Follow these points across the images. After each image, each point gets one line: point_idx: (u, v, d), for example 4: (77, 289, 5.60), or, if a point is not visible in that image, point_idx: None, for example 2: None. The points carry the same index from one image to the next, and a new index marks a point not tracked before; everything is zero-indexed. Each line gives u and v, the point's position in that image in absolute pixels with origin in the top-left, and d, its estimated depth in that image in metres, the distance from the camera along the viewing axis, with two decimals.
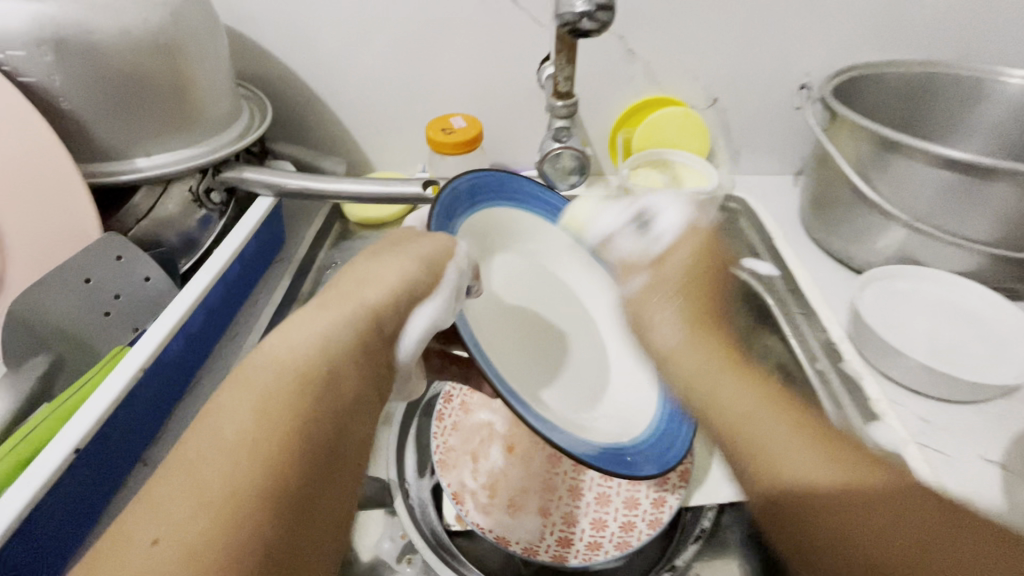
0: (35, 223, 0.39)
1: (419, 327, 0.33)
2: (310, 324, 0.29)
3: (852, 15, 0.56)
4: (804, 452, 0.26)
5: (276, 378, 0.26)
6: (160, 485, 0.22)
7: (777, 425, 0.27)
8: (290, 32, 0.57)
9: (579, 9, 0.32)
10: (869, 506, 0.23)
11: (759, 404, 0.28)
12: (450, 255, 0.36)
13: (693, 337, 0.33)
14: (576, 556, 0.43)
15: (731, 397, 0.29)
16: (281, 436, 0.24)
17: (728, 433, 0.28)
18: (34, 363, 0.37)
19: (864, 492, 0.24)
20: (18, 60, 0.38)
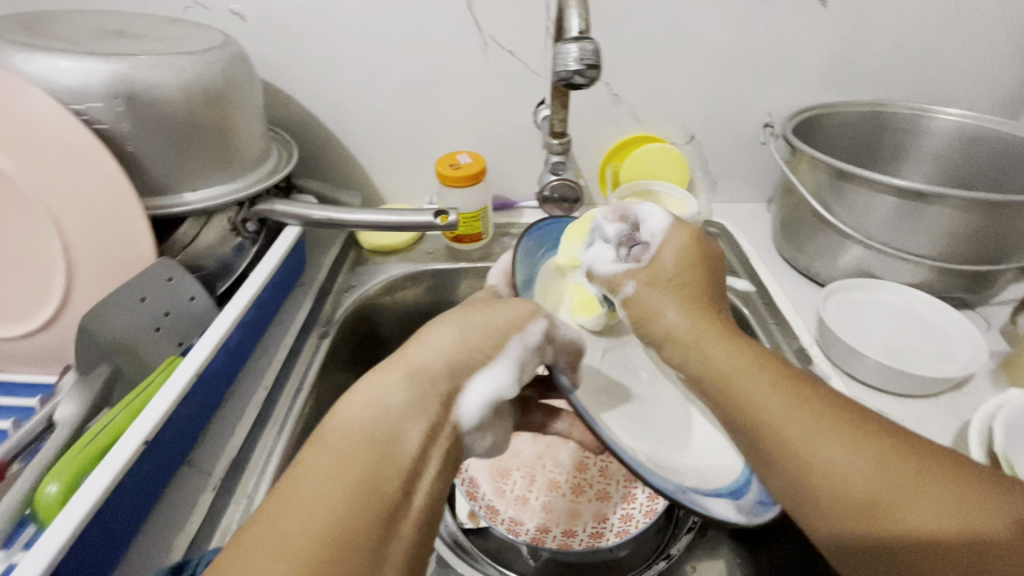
0: (99, 250, 0.44)
1: (479, 396, 0.33)
2: (379, 387, 0.30)
3: (806, 63, 0.65)
4: (779, 397, 0.31)
5: (347, 439, 0.28)
6: (250, 534, 0.24)
7: (839, 445, 0.28)
8: (315, 82, 0.64)
9: (572, 67, 0.38)
10: (847, 441, 0.28)
11: (735, 363, 0.34)
12: (516, 330, 0.36)
13: (661, 292, 0.38)
14: (579, 543, 0.48)
15: (714, 357, 0.34)
16: (358, 496, 0.26)
17: (772, 451, 0.30)
18: (99, 371, 0.42)
19: (829, 426, 0.29)
20: (94, 110, 0.44)
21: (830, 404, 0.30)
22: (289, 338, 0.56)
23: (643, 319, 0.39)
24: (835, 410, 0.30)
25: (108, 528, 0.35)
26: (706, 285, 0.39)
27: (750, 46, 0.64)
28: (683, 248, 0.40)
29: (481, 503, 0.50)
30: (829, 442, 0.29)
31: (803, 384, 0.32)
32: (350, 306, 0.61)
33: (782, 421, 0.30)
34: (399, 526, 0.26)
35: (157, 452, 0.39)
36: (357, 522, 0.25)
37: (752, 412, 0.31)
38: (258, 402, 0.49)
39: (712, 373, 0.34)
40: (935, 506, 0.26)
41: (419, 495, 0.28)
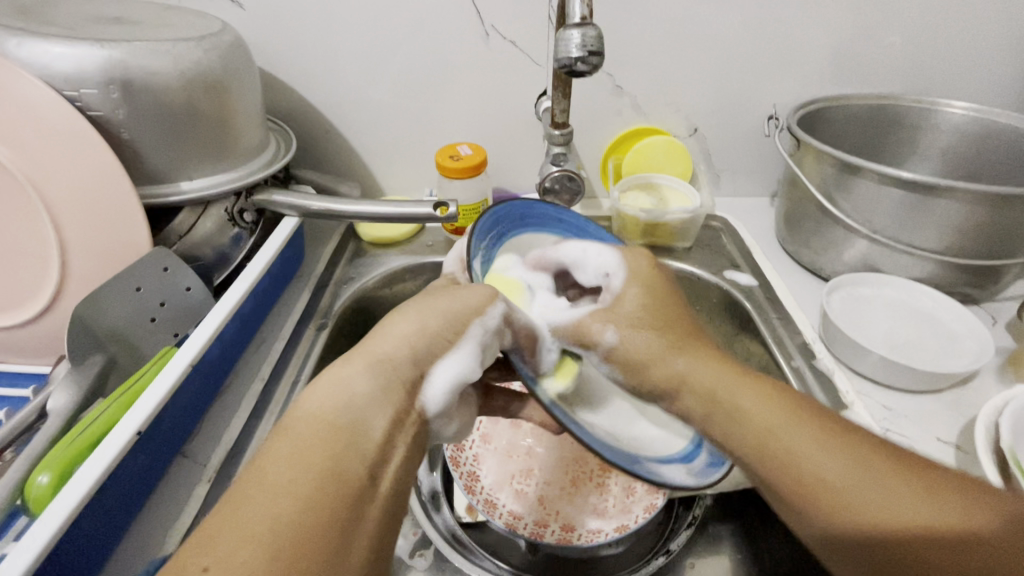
0: (93, 239, 0.44)
1: (444, 381, 0.31)
2: (344, 380, 0.29)
3: (813, 55, 0.64)
4: (820, 446, 0.31)
5: (311, 429, 0.27)
6: (212, 520, 0.24)
7: (800, 435, 0.32)
8: (314, 71, 0.63)
9: (574, 54, 0.37)
10: (891, 491, 0.28)
11: (761, 404, 0.33)
12: (479, 313, 0.33)
13: (661, 338, 0.38)
14: (578, 539, 0.47)
15: (745, 409, 0.34)
16: (318, 488, 0.25)
17: (748, 438, 0.33)
18: (91, 363, 0.42)
19: (874, 475, 0.29)
20: (88, 97, 0.43)
21: (867, 446, 0.30)
22: (286, 330, 0.55)
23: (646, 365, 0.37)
24: (881, 458, 0.30)
25: (101, 519, 0.35)
26: (674, 310, 0.39)
27: (755, 37, 0.63)
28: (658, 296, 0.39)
29: (479, 496, 0.49)
30: (876, 485, 0.29)
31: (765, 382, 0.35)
32: (349, 298, 0.61)
33: (821, 479, 0.30)
34: (359, 516, 0.26)
35: (152, 443, 0.39)
36: (315, 512, 0.24)
37: (795, 467, 0.31)
38: (254, 393, 0.48)
39: (743, 432, 0.33)
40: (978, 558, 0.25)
41: (382, 483, 0.28)
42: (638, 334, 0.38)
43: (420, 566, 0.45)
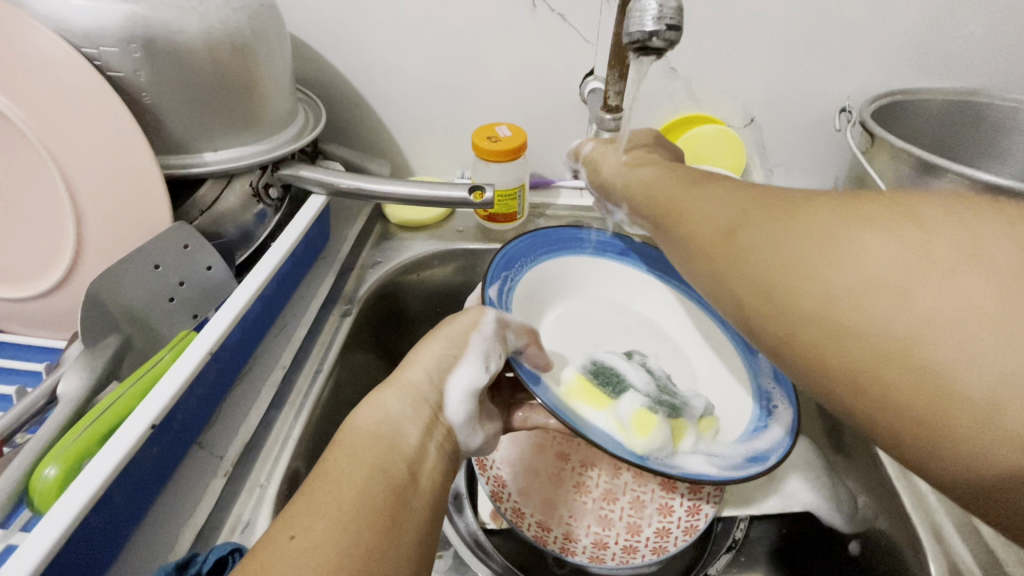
0: (111, 212, 0.41)
1: (460, 389, 0.35)
2: (381, 403, 0.32)
3: (895, 42, 0.58)
4: (819, 235, 0.27)
5: (360, 439, 0.29)
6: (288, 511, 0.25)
7: (776, 251, 0.29)
8: (347, 38, 0.59)
9: (648, 28, 0.33)
10: (876, 255, 0.24)
11: (759, 208, 0.31)
12: (474, 326, 0.38)
13: (648, 198, 0.40)
14: (612, 559, 0.43)
15: (823, 238, 0.27)
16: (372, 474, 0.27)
17: (784, 287, 0.28)
18: (105, 344, 0.39)
19: (860, 234, 0.25)
20: (108, 56, 0.40)
21: (864, 205, 0.26)
22: (309, 315, 0.52)
23: (709, 245, 0.33)
24: (868, 213, 0.26)
25: (113, 516, 0.32)
26: (683, 177, 0.39)
27: (831, 19, 0.56)
28: (664, 176, 0.40)
29: (507, 503, 0.46)
30: (865, 248, 0.25)
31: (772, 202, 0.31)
32: (374, 284, 0.58)
33: (828, 306, 0.26)
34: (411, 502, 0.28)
35: (166, 434, 0.36)
36: (376, 491, 0.26)
37: (814, 274, 0.26)
38: (274, 382, 0.46)
39: (744, 283, 0.30)
40: (967, 305, 0.22)
41: (426, 480, 0.29)
42: (686, 196, 0.37)
43: (439, 569, 0.43)
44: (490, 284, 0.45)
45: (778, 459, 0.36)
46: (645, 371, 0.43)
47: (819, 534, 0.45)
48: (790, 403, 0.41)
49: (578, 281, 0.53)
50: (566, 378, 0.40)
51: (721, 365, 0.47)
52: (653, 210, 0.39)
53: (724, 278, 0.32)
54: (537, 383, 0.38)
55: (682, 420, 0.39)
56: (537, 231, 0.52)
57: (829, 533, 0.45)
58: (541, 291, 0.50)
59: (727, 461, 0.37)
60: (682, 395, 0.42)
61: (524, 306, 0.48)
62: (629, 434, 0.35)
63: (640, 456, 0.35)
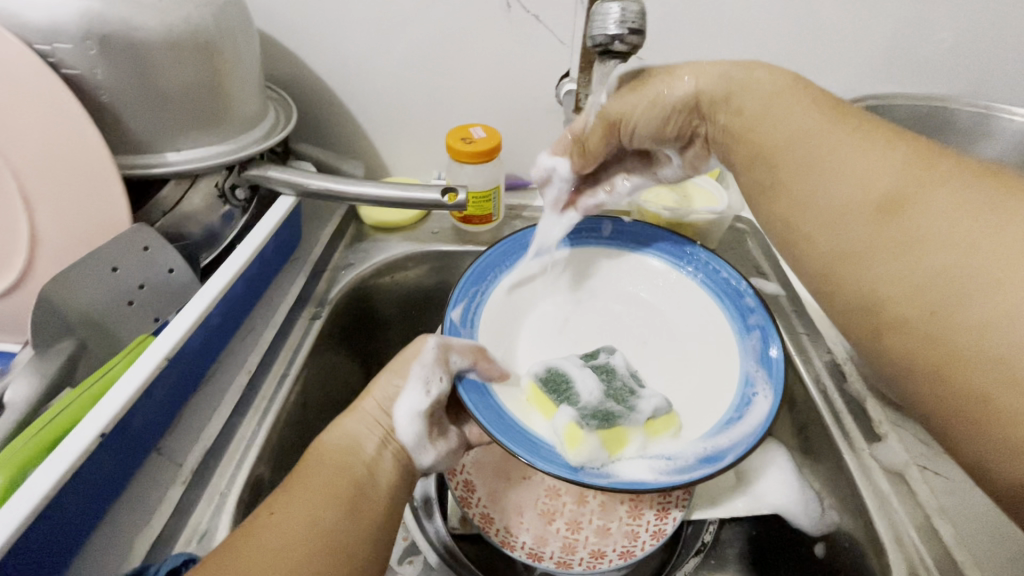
0: (68, 214, 0.40)
1: (405, 414, 0.39)
2: (345, 427, 0.38)
3: (867, 47, 0.58)
4: (921, 217, 0.29)
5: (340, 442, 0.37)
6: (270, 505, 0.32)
7: (856, 229, 0.32)
8: (319, 36, 0.58)
9: (612, 32, 0.33)
10: (965, 223, 0.27)
11: (866, 155, 0.32)
12: (416, 355, 0.41)
13: (752, 124, 0.38)
14: (580, 564, 0.43)
15: (927, 208, 0.29)
16: (331, 486, 0.33)
17: (861, 267, 0.31)
18: (59, 349, 0.39)
19: (956, 225, 0.28)
20: (63, 53, 0.38)
21: (962, 178, 0.29)
22: (277, 318, 0.52)
23: (806, 185, 0.34)
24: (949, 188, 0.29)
25: (61, 527, 0.32)
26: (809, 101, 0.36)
27: (803, 24, 0.57)
28: (791, 92, 0.37)
29: (476, 508, 0.46)
30: (949, 239, 0.28)
31: (884, 159, 0.32)
32: (346, 286, 0.57)
33: (900, 287, 0.29)
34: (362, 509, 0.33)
35: (121, 441, 0.35)
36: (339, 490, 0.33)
37: (905, 229, 0.29)
38: (238, 387, 0.45)
39: (827, 242, 0.33)
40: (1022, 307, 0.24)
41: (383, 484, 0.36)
42: (799, 130, 0.35)
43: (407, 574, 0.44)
44: (451, 306, 0.45)
45: (734, 459, 0.35)
46: (597, 374, 0.43)
47: (787, 536, 0.45)
48: (772, 392, 0.40)
49: (563, 274, 0.52)
50: (521, 388, 0.42)
51: (711, 350, 0.46)
52: (755, 153, 0.38)
53: (798, 247, 0.36)
54: (488, 397, 0.39)
55: (620, 427, 0.38)
56: (499, 240, 0.51)
57: (796, 535, 0.45)
58: (519, 296, 0.50)
59: (673, 466, 0.36)
60: (641, 394, 0.42)
61: (496, 313, 0.48)
62: (563, 448, 0.36)
63: (573, 468, 0.35)
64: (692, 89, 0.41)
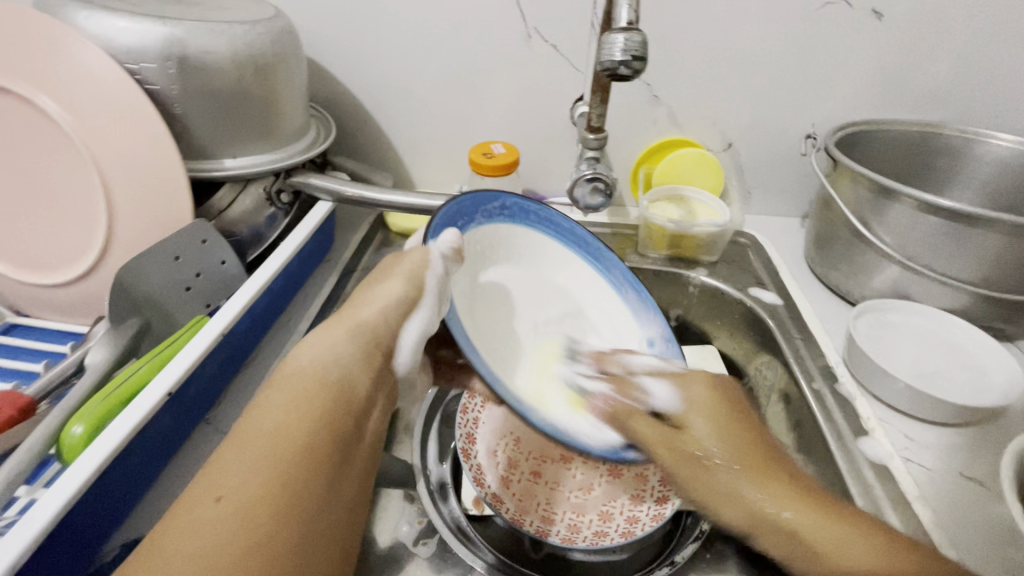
0: (139, 209, 0.46)
1: (411, 339, 0.38)
2: (319, 339, 0.34)
3: (859, 77, 0.63)
4: (800, 520, 0.35)
5: (313, 378, 0.32)
6: (230, 455, 0.27)
7: (806, 515, 0.35)
8: (358, 62, 0.65)
9: (618, 58, 0.38)
10: (848, 547, 0.33)
11: (818, 524, 0.34)
12: (427, 265, 0.39)
13: (743, 466, 0.38)
14: (584, 540, 0.47)
15: (788, 511, 0.35)
16: (314, 429, 0.30)
17: (816, 570, 0.34)
18: (128, 324, 0.44)
19: (841, 533, 0.33)
20: (147, 71, 0.45)
21: (822, 503, 0.36)
22: (311, 311, 0.57)
23: (739, 490, 0.38)
24: (874, 542, 0.33)
25: (126, 473, 0.36)
26: (740, 420, 0.41)
27: (799, 56, 0.62)
28: (717, 411, 0.41)
29: (489, 490, 0.48)
30: (850, 549, 0.33)
31: (791, 482, 0.37)
32: None
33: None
34: (344, 458, 0.31)
35: (178, 406, 0.40)
36: (321, 444, 0.30)
37: (831, 570, 0.33)
38: (276, 369, 0.50)
39: (734, 516, 0.37)
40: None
41: (364, 430, 0.33)
42: (689, 463, 0.40)
43: (422, 554, 0.45)
44: (434, 233, 0.41)
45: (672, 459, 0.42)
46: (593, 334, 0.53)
47: None
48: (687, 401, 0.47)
49: (511, 249, 0.51)
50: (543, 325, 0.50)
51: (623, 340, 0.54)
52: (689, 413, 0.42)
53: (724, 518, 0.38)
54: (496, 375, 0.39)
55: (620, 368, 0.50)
56: (474, 191, 0.47)
57: None
58: (487, 252, 0.49)
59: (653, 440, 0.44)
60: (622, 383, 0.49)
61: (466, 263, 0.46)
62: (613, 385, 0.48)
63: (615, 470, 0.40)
64: (717, 451, 0.39)
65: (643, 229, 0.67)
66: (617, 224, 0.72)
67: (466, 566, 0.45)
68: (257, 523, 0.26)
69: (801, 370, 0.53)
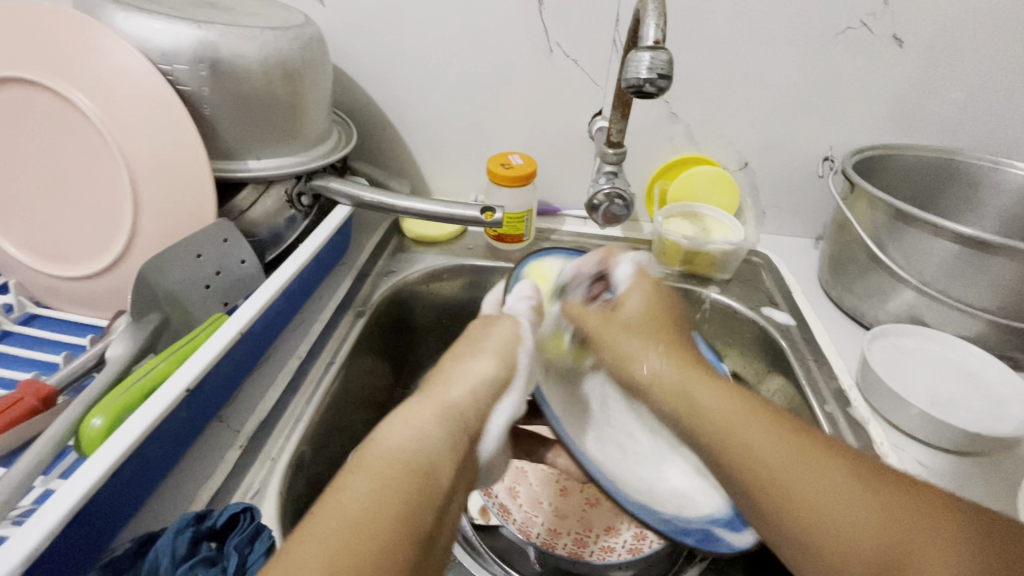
0: (165, 207, 0.46)
1: (495, 431, 0.39)
2: (409, 415, 0.34)
3: (877, 102, 0.63)
4: (772, 449, 0.36)
5: (391, 465, 0.30)
6: (305, 540, 0.25)
7: (777, 444, 0.36)
8: (381, 70, 0.66)
9: (643, 76, 0.38)
10: (820, 479, 0.34)
11: (747, 420, 0.39)
12: (514, 339, 0.43)
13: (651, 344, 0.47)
14: (591, 555, 0.47)
15: (757, 441, 0.37)
16: (400, 515, 0.28)
17: (772, 493, 0.35)
18: (148, 320, 0.45)
19: (814, 468, 0.35)
20: (180, 73, 0.46)
21: (781, 419, 0.38)
22: (326, 314, 0.57)
23: (720, 423, 0.39)
24: (793, 445, 0.36)
25: (142, 467, 0.36)
26: (671, 321, 0.49)
27: (817, 79, 0.63)
28: (652, 293, 0.50)
29: (495, 500, 0.50)
30: (821, 484, 0.34)
31: (747, 398, 0.40)
32: (387, 290, 0.62)
33: (847, 518, 0.32)
34: (429, 550, 0.29)
35: (195, 402, 0.41)
36: (402, 536, 0.27)
37: (730, 438, 0.38)
38: (289, 370, 0.50)
39: (737, 435, 0.38)
40: (875, 515, 0.32)
41: (446, 520, 0.31)
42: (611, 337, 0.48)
43: None
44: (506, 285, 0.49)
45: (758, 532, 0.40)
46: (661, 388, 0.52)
47: None
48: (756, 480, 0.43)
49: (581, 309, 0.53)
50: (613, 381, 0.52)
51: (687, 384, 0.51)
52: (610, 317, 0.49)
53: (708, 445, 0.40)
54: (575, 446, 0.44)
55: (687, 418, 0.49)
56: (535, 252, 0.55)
57: None
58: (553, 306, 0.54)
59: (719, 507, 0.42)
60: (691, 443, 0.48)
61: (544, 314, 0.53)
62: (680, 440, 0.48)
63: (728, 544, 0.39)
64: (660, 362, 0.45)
65: (657, 245, 0.67)
66: (629, 238, 0.73)
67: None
68: None
69: (812, 392, 0.53)
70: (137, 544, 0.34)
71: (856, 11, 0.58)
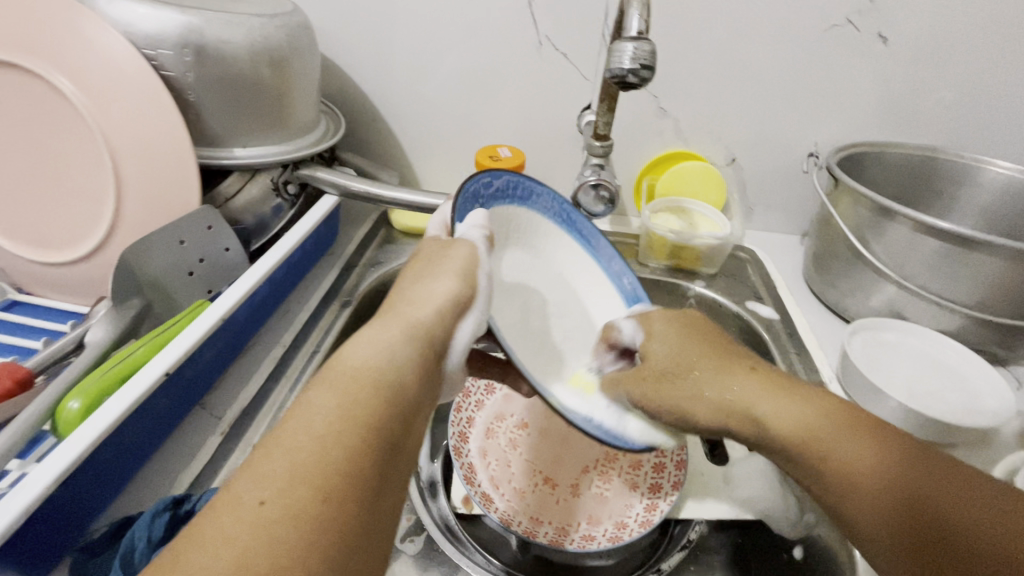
0: (147, 192, 0.46)
1: (465, 338, 0.33)
2: (370, 335, 0.30)
3: (862, 100, 0.64)
4: (845, 457, 0.33)
5: (354, 384, 0.27)
6: (266, 458, 0.24)
7: (845, 444, 0.33)
8: (371, 61, 0.66)
9: (626, 66, 0.39)
10: (901, 490, 0.31)
11: (808, 422, 0.35)
12: (477, 259, 0.35)
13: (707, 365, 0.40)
14: (571, 543, 0.46)
15: (830, 447, 0.34)
16: (364, 427, 0.26)
17: (857, 511, 0.32)
18: (129, 307, 0.45)
19: (895, 476, 0.31)
20: (165, 58, 0.45)
21: (841, 417, 0.35)
22: (311, 304, 0.57)
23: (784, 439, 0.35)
24: (861, 446, 0.33)
25: (120, 450, 0.36)
26: (716, 339, 0.42)
27: (804, 76, 0.63)
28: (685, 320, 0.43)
29: (477, 488, 0.49)
30: (903, 496, 0.31)
31: (808, 403, 0.36)
32: (374, 281, 0.62)
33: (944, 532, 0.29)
34: (395, 467, 0.27)
35: (175, 387, 0.40)
36: (367, 453, 0.25)
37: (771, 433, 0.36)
38: (273, 358, 0.50)
39: (806, 444, 0.35)
40: (984, 532, 0.28)
41: (413, 436, 0.28)
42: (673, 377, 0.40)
43: (409, 552, 0.45)
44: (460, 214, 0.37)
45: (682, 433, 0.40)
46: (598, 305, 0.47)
47: (770, 541, 0.47)
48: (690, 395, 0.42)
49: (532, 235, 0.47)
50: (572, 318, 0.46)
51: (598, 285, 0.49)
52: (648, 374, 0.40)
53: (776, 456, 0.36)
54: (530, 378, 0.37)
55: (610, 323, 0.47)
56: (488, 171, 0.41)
57: (778, 541, 0.47)
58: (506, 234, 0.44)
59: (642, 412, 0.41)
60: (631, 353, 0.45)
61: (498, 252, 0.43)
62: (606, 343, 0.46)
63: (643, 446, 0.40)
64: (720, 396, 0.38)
65: (644, 239, 0.68)
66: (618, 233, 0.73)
67: (452, 565, 0.44)
68: (303, 536, 0.22)
69: None
70: (115, 527, 0.34)
71: (842, 9, 0.59)
